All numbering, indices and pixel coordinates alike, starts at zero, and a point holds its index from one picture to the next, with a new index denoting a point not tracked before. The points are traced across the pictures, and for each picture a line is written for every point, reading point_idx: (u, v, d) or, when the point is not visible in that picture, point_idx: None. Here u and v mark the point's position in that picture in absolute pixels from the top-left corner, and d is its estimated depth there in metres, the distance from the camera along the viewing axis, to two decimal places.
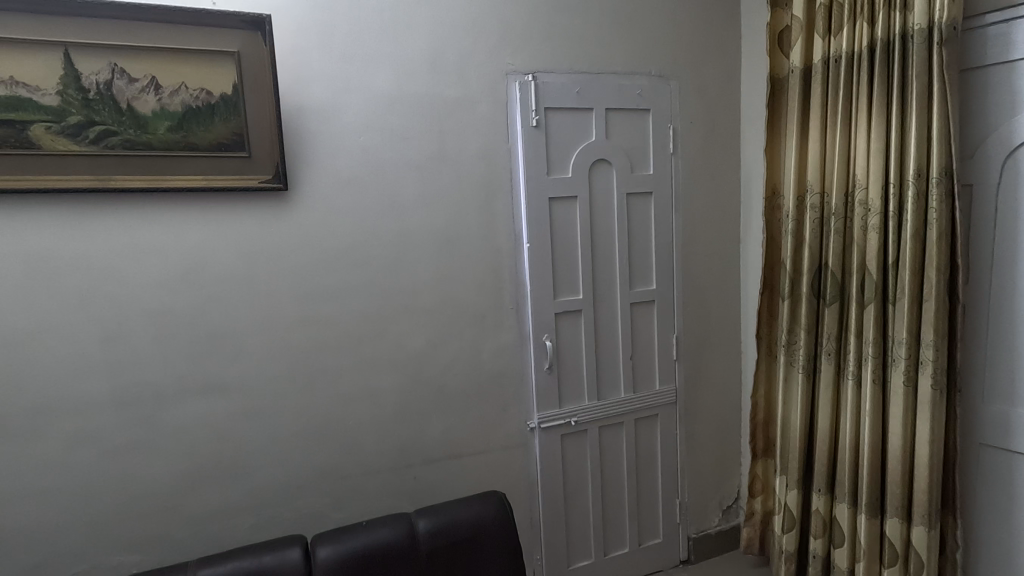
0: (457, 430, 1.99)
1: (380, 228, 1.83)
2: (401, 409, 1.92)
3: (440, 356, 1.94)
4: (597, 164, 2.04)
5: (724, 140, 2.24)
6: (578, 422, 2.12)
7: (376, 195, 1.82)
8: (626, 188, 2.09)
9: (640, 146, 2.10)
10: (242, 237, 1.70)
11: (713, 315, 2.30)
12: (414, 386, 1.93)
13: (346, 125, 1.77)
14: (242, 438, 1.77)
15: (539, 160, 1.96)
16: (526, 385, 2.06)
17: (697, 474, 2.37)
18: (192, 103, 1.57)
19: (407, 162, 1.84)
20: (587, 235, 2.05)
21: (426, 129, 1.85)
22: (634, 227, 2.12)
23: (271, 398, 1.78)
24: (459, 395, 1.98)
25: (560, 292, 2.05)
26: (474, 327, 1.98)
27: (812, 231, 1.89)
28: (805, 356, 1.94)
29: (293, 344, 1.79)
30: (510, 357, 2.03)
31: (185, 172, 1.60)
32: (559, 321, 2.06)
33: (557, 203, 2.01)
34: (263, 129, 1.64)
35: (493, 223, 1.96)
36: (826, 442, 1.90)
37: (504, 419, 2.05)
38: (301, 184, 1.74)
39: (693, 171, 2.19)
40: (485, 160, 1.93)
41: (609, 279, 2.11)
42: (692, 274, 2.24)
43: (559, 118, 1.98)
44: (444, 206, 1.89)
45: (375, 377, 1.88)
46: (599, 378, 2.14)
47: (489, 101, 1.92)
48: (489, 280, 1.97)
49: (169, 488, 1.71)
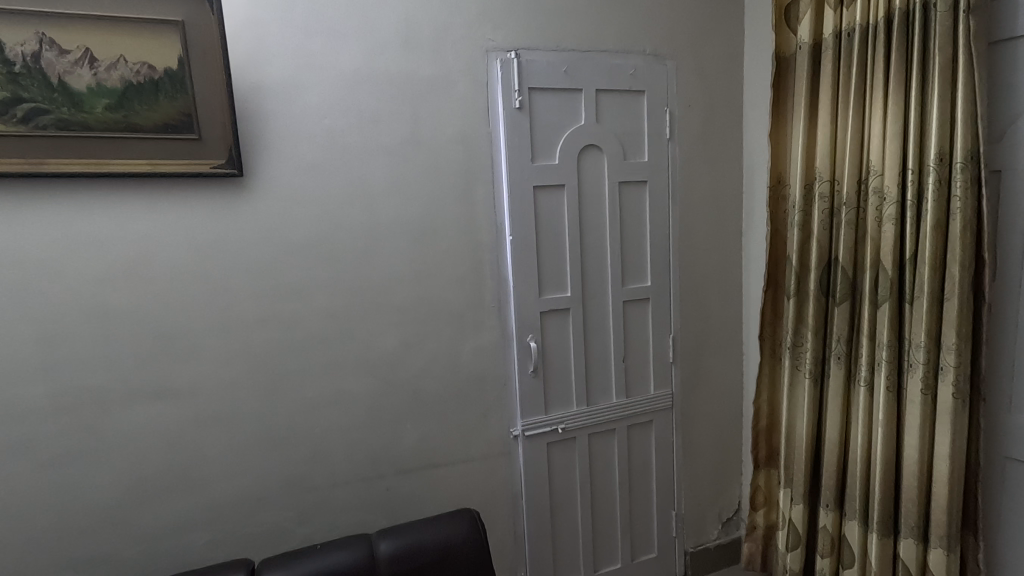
0: (433, 438, 1.84)
1: (347, 219, 1.68)
2: (372, 415, 1.77)
3: (415, 359, 1.79)
4: (586, 150, 1.88)
5: (726, 124, 2.07)
6: (565, 430, 1.97)
7: (343, 182, 1.66)
8: (618, 176, 1.92)
9: (634, 131, 1.94)
10: (193, 228, 1.55)
11: (713, 313, 2.14)
12: (385, 390, 1.77)
13: (308, 106, 1.61)
14: (196, 448, 1.62)
15: (523, 146, 1.80)
16: (509, 390, 1.91)
17: (695, 485, 2.21)
18: (133, 79, 1.42)
19: (377, 147, 1.69)
20: (576, 227, 1.89)
21: (397, 111, 1.69)
22: (627, 218, 1.96)
23: (228, 404, 1.64)
24: (436, 401, 1.83)
25: (546, 289, 1.89)
26: (451, 327, 1.82)
27: (821, 223, 1.73)
28: (812, 358, 1.78)
29: (252, 345, 1.64)
30: (491, 359, 1.88)
31: (128, 156, 1.45)
32: (545, 320, 1.90)
33: (543, 192, 1.85)
34: (214, 108, 1.49)
35: (472, 213, 1.80)
36: (835, 454, 1.74)
37: (484, 425, 1.90)
38: (258, 170, 1.59)
39: (691, 159, 2.03)
40: (463, 145, 1.77)
41: (599, 275, 1.95)
42: (690, 270, 2.08)
43: (544, 100, 1.81)
44: (417, 193, 1.74)
45: (344, 381, 1.73)
46: (590, 382, 1.99)
47: (467, 81, 1.76)
48: (469, 275, 1.82)
49: (116, 502, 1.57)
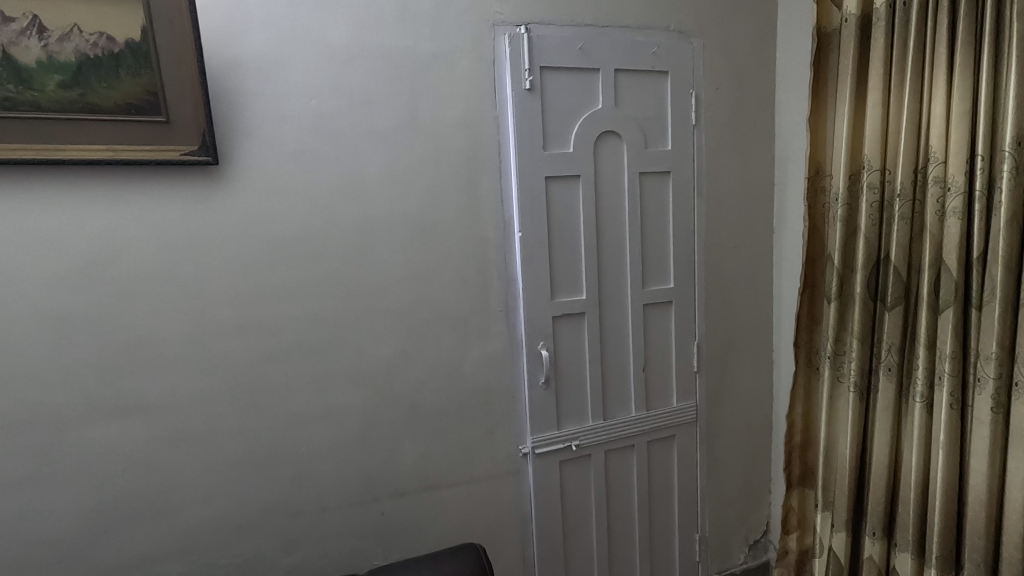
0: (433, 457, 1.66)
1: (338, 213, 1.50)
2: (365, 432, 1.59)
3: (413, 369, 1.61)
4: (604, 137, 1.69)
5: (756, 109, 1.87)
6: (579, 447, 1.78)
7: (332, 172, 1.48)
8: (638, 166, 1.74)
9: (656, 117, 1.75)
10: (162, 223, 1.37)
11: (741, 317, 1.95)
12: (380, 405, 1.59)
13: (292, 86, 1.43)
14: (168, 469, 1.45)
15: (534, 132, 1.62)
16: (518, 403, 1.73)
17: (721, 505, 2.02)
18: (90, 52, 1.25)
19: (370, 132, 1.50)
20: (592, 223, 1.71)
21: (393, 91, 1.51)
22: (648, 213, 1.78)
23: (204, 421, 1.46)
24: (437, 415, 1.65)
25: (558, 291, 1.70)
26: (453, 333, 1.64)
27: (869, 218, 1.53)
28: (857, 370, 1.59)
29: (230, 354, 1.46)
30: (498, 369, 1.69)
31: (86, 140, 1.27)
32: (558, 327, 1.72)
33: (556, 183, 1.66)
34: (183, 86, 1.31)
35: (478, 207, 1.62)
36: (884, 477, 1.55)
37: (490, 442, 1.71)
38: (237, 158, 1.41)
39: (718, 148, 1.83)
40: (467, 131, 1.59)
41: (618, 276, 1.76)
42: (716, 271, 1.89)
43: (558, 80, 1.63)
44: (416, 184, 1.55)
45: (334, 394, 1.55)
46: (607, 394, 1.80)
47: (472, 59, 1.57)
48: (473, 276, 1.64)
49: (77, 531, 1.39)
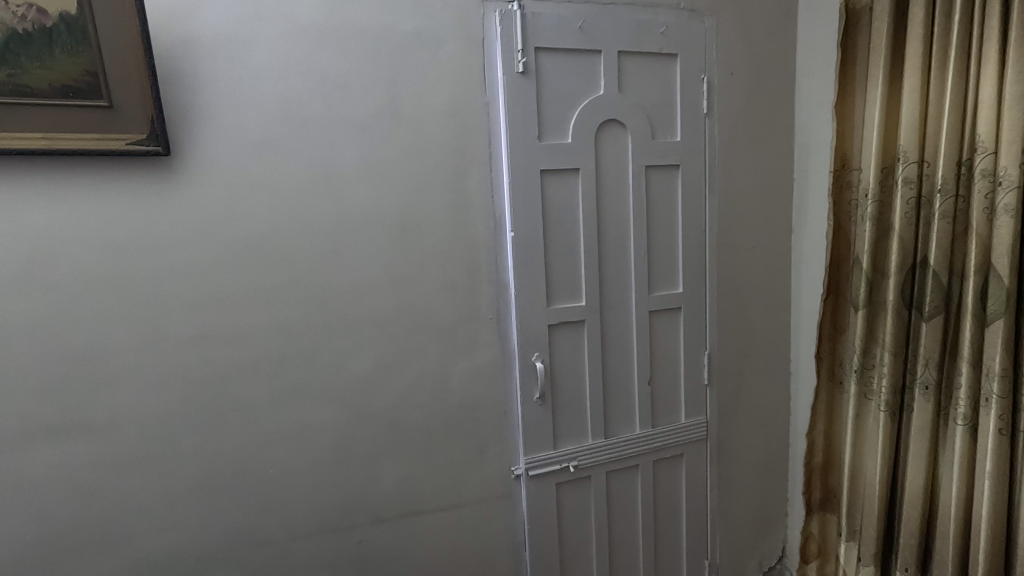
0: (416, 481, 1.51)
1: (309, 211, 1.34)
2: (340, 453, 1.44)
3: (393, 384, 1.45)
4: (606, 127, 1.53)
5: (774, 97, 1.70)
6: (578, 468, 1.62)
7: (301, 164, 1.33)
8: (644, 159, 1.57)
9: (664, 105, 1.58)
10: (108, 222, 1.22)
11: (756, 325, 1.78)
12: (357, 423, 1.44)
13: (256, 68, 1.27)
14: (120, 495, 1.30)
15: (528, 120, 1.45)
16: (510, 420, 1.57)
17: (733, 529, 1.85)
18: (18, 26, 1.09)
19: (344, 120, 1.34)
20: (592, 221, 1.54)
21: (370, 74, 1.35)
22: (654, 210, 1.61)
23: (159, 441, 1.31)
24: (420, 434, 1.49)
25: (555, 298, 1.54)
26: (439, 344, 1.48)
27: (904, 217, 1.36)
28: (890, 386, 1.42)
29: (188, 367, 1.31)
30: (487, 383, 1.54)
31: (16, 127, 1.12)
32: (554, 336, 1.55)
33: (553, 177, 1.50)
34: (127, 66, 1.16)
35: (466, 204, 1.46)
36: (918, 507, 1.39)
37: (480, 463, 1.56)
38: (193, 149, 1.25)
39: (732, 139, 1.67)
40: (454, 119, 1.43)
41: (621, 280, 1.60)
42: (729, 275, 1.72)
43: (555, 63, 1.46)
44: (397, 178, 1.40)
45: (305, 412, 1.40)
46: (608, 411, 1.64)
47: (458, 39, 1.41)
48: (461, 280, 1.48)
49: (16, 565, 1.25)
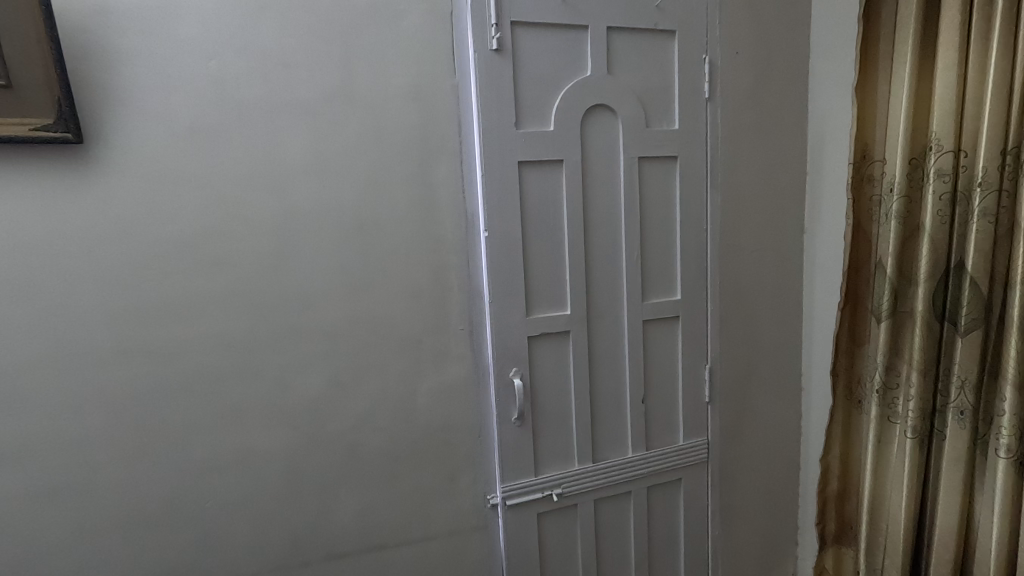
0: (378, 512, 1.34)
1: (251, 208, 1.18)
2: (289, 482, 1.27)
3: (351, 404, 1.29)
4: (593, 113, 1.35)
5: (785, 80, 1.52)
6: (562, 496, 1.45)
7: (240, 154, 1.16)
8: (637, 149, 1.39)
9: (660, 88, 1.40)
10: (10, 220, 1.05)
11: (763, 335, 1.60)
12: (309, 449, 1.27)
13: (184, 43, 1.10)
14: (32, 535, 1.13)
15: (504, 104, 1.27)
16: (485, 442, 1.40)
17: (737, 561, 1.67)
18: None
19: (290, 103, 1.17)
20: (578, 220, 1.36)
21: (320, 52, 1.18)
22: (648, 207, 1.43)
23: (77, 472, 1.14)
24: (382, 460, 1.32)
25: (536, 306, 1.37)
26: (403, 358, 1.31)
27: (936, 215, 1.18)
28: (918, 409, 1.24)
29: (110, 387, 1.14)
30: (459, 402, 1.37)
31: None
32: (535, 349, 1.38)
33: (532, 170, 1.32)
34: (27, 37, 0.99)
35: (433, 200, 1.29)
36: (951, 550, 1.21)
37: (451, 491, 1.39)
38: (112, 137, 1.09)
39: (737, 127, 1.48)
40: (418, 103, 1.26)
41: (611, 286, 1.42)
42: (733, 280, 1.54)
43: (535, 40, 1.28)
44: (353, 171, 1.23)
45: (248, 436, 1.23)
46: (596, 432, 1.46)
47: (423, 12, 1.24)
48: (427, 285, 1.31)
49: None
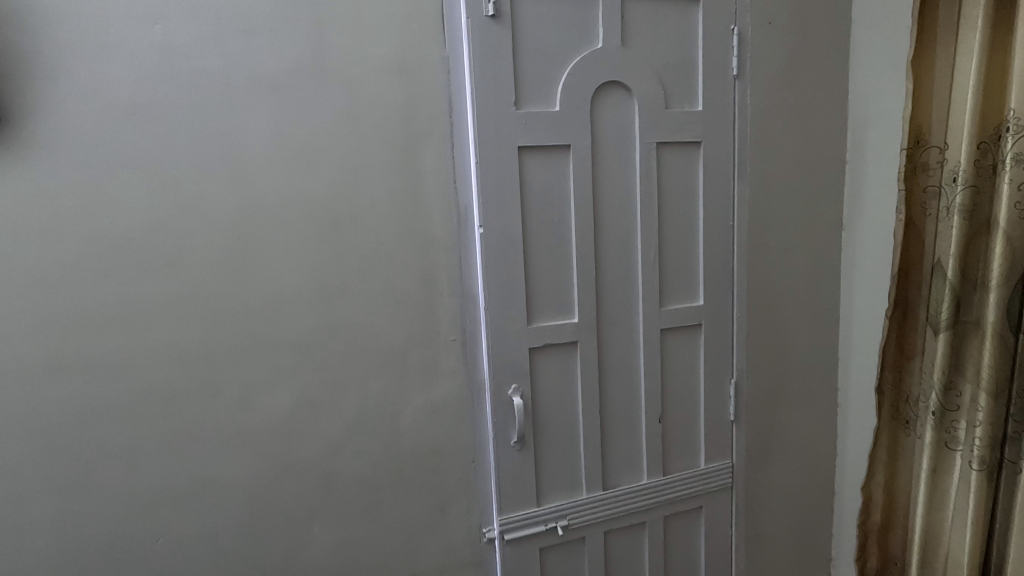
0: (358, 548, 1.17)
1: (206, 200, 1.01)
2: (253, 516, 1.10)
3: (324, 426, 1.12)
4: (605, 91, 1.17)
5: (823, 55, 1.33)
6: (568, 528, 1.27)
7: (192, 136, 0.99)
8: (655, 134, 1.22)
9: (681, 64, 1.22)
10: None
11: (795, 345, 1.42)
12: (276, 478, 1.11)
13: (123, 4, 0.93)
14: None
15: (502, 80, 1.10)
16: (480, 468, 1.23)
17: None
18: None
19: (251, 76, 1.00)
20: (587, 215, 1.19)
21: (286, 17, 1.01)
22: (667, 200, 1.25)
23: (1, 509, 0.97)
24: (362, 489, 1.16)
25: (538, 314, 1.19)
26: (386, 374, 1.14)
27: (1015, 209, 1.00)
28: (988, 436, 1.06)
29: (39, 409, 0.97)
30: (451, 422, 1.20)
31: None
32: (537, 363, 1.20)
33: (535, 157, 1.15)
34: None
35: (420, 191, 1.12)
36: None
37: (442, 523, 1.22)
38: (39, 115, 0.92)
39: (769, 110, 1.30)
40: (402, 79, 1.08)
41: (624, 290, 1.24)
42: (761, 284, 1.36)
43: (538, 5, 1.11)
44: (327, 157, 1.06)
45: (205, 464, 1.06)
46: (607, 456, 1.29)
47: None
48: (414, 290, 1.14)
49: None
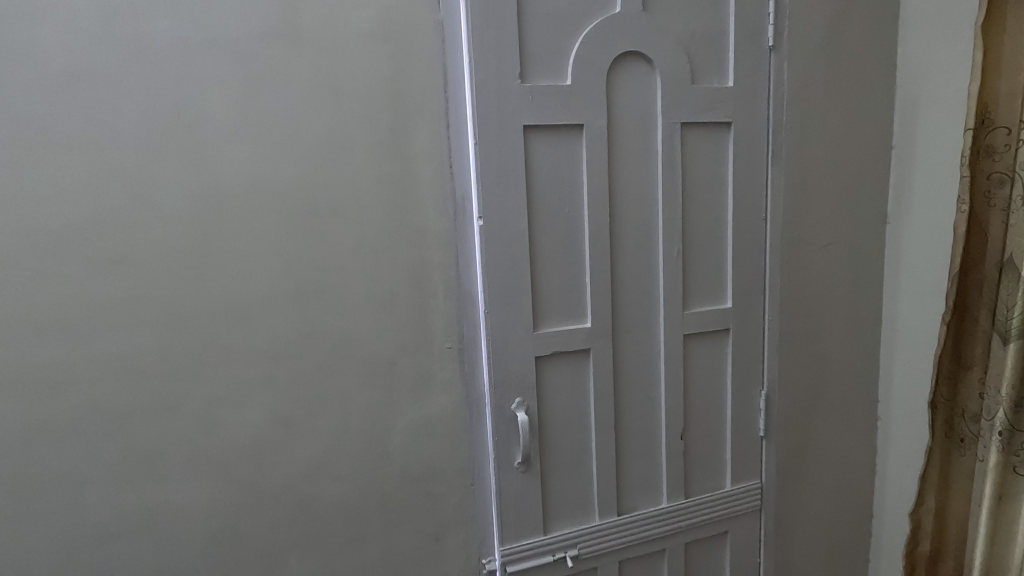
0: None
1: (161, 186, 0.86)
2: (219, 549, 0.96)
3: (301, 446, 0.98)
4: (623, 63, 1.02)
5: (869, 25, 1.17)
6: (578, 557, 1.13)
7: (143, 111, 0.84)
8: (679, 113, 1.07)
9: (710, 32, 1.07)
10: None
11: (833, 352, 1.27)
12: (245, 505, 0.97)
13: None
14: None
15: (505, 48, 0.95)
16: (479, 491, 1.09)
17: None
18: None
19: (212, 41, 0.86)
20: (601, 205, 1.04)
21: None
22: (691, 188, 1.10)
23: None
24: (344, 517, 1.02)
25: (546, 318, 1.05)
26: (372, 387, 1.00)
27: None
28: None
29: None
30: (446, 440, 1.06)
31: None
32: (544, 374, 1.06)
33: (542, 138, 1.00)
34: None
35: (410, 177, 0.97)
36: None
37: (435, 553, 1.08)
38: None
39: (808, 86, 1.15)
40: (389, 47, 0.94)
41: (643, 291, 1.10)
42: (796, 283, 1.21)
43: None
44: (303, 138, 0.91)
45: (164, 491, 0.92)
46: (622, 477, 1.15)
47: None
48: (404, 291, 1.00)
49: None
